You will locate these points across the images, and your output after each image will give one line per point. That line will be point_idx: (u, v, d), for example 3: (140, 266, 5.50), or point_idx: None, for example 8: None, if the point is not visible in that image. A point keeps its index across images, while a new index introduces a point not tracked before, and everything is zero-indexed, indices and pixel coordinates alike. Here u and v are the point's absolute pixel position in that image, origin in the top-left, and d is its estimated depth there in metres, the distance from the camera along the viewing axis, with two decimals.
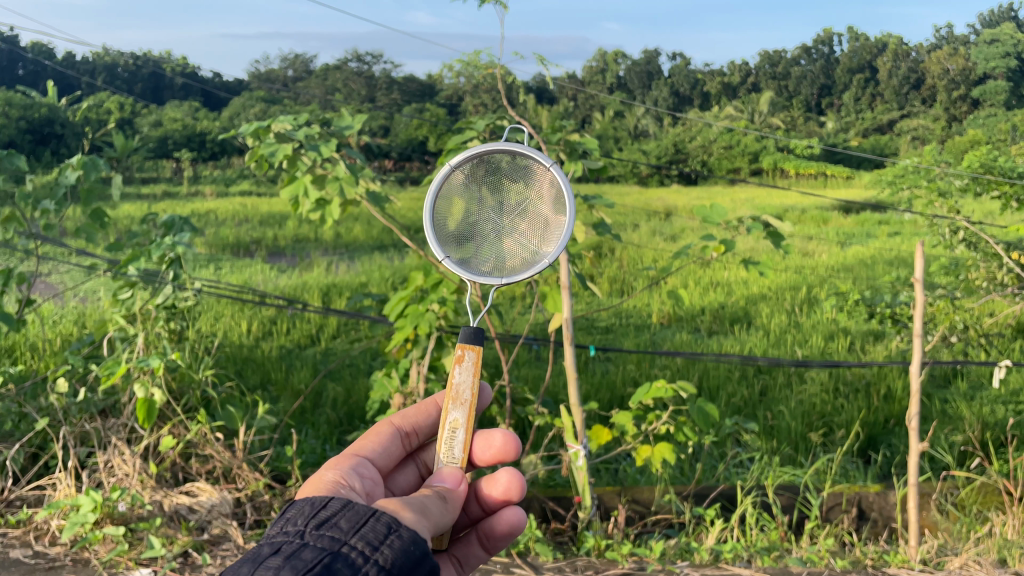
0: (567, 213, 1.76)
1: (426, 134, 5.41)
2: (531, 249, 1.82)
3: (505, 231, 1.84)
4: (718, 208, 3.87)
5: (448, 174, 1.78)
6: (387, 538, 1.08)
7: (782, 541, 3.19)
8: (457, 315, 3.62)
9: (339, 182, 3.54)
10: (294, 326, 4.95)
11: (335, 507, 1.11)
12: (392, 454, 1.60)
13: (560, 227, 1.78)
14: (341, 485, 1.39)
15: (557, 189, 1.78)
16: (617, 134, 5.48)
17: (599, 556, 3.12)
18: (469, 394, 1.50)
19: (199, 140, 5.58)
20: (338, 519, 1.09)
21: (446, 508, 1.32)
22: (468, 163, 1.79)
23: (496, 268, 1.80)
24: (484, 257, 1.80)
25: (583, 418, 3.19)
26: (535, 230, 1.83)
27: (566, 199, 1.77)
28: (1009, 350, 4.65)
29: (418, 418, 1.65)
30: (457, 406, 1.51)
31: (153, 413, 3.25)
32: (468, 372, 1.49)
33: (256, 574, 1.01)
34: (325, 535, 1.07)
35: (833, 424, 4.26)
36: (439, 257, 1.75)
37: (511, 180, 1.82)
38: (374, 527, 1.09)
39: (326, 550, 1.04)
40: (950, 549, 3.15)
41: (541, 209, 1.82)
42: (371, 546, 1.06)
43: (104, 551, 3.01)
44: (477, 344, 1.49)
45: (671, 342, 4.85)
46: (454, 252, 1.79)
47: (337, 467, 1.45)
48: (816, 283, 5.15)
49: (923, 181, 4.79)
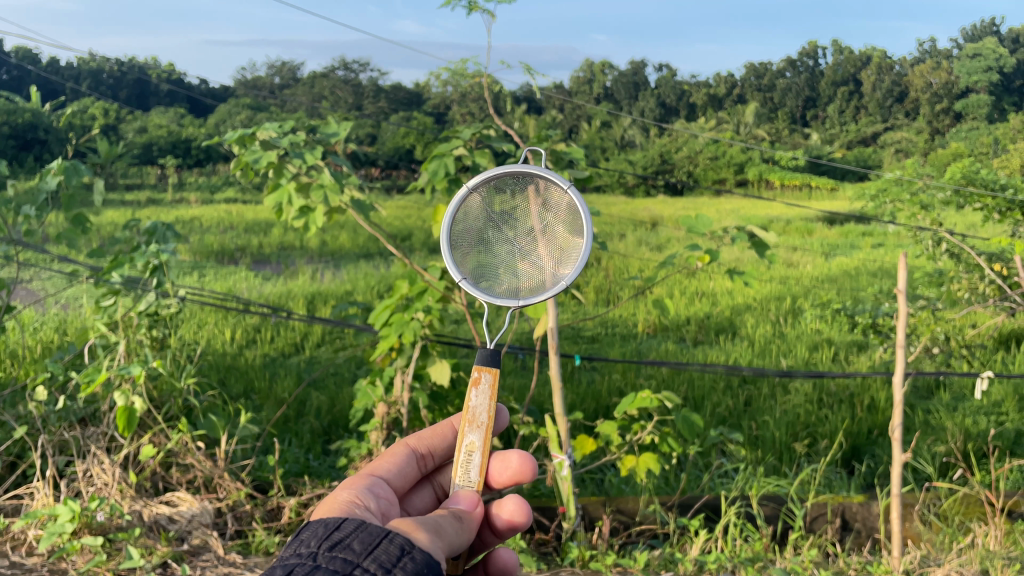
0: (584, 235, 1.75)
1: (413, 142, 5.43)
2: (547, 271, 1.81)
3: (523, 253, 1.85)
4: (702, 218, 3.87)
5: (465, 196, 1.79)
6: (400, 560, 1.07)
7: (766, 552, 3.18)
8: (442, 324, 3.61)
9: (323, 189, 3.51)
10: (278, 334, 4.90)
11: (348, 529, 1.10)
12: (408, 475, 1.57)
13: (575, 249, 1.77)
14: (357, 504, 1.37)
15: (575, 210, 1.76)
16: (604, 144, 5.49)
17: (583, 566, 3.10)
18: (486, 417, 1.47)
19: (184, 147, 5.51)
20: (351, 541, 1.08)
21: (459, 523, 1.30)
22: (484, 184, 1.79)
23: (512, 289, 1.79)
24: (497, 275, 1.81)
25: (568, 428, 3.18)
26: (549, 250, 1.83)
27: (582, 221, 1.75)
28: (991, 362, 4.68)
29: (434, 440, 1.63)
30: (474, 429, 1.48)
31: (133, 421, 3.21)
32: (485, 395, 1.47)
33: None
34: (338, 556, 1.05)
35: (818, 435, 4.30)
36: (455, 277, 1.75)
37: (526, 200, 1.82)
38: (387, 549, 1.07)
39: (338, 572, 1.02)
40: (933, 560, 3.16)
41: (557, 230, 1.81)
42: (385, 567, 1.05)
43: (82, 562, 2.95)
44: (494, 366, 1.46)
45: (657, 352, 4.89)
46: (470, 273, 1.79)
47: (352, 487, 1.43)
48: (800, 293, 5.11)
49: (905, 194, 4.95)
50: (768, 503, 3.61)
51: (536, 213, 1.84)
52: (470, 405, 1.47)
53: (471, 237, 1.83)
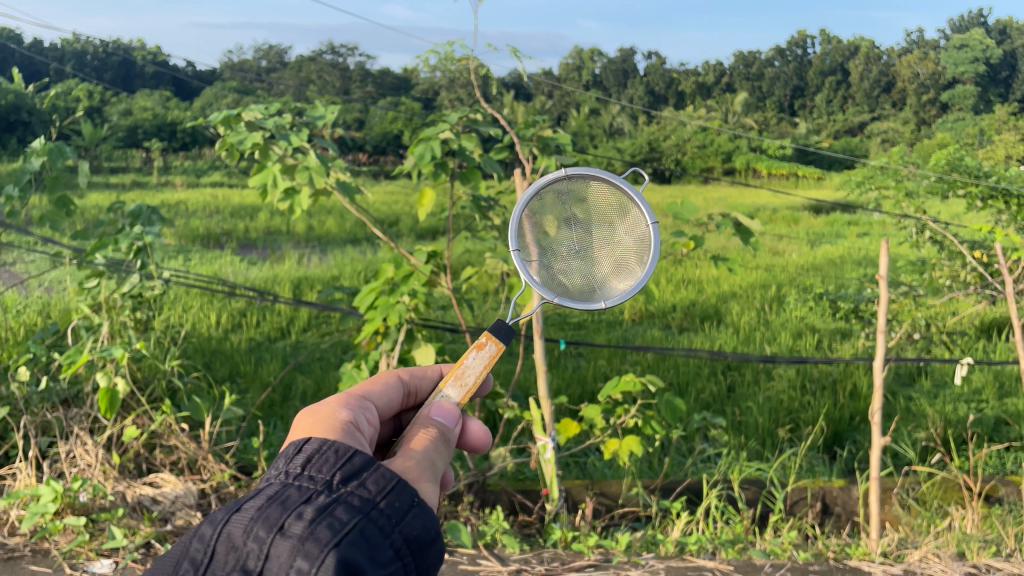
0: (649, 266, 1.81)
1: (401, 127, 5.40)
2: (596, 281, 1.87)
3: (579, 254, 1.92)
4: (688, 205, 3.87)
5: (558, 179, 1.82)
6: (411, 510, 1.06)
7: (746, 534, 3.22)
8: (428, 308, 3.61)
9: (309, 171, 3.50)
10: (264, 318, 4.85)
11: (361, 465, 1.08)
12: (392, 405, 1.55)
13: (636, 273, 1.83)
14: (354, 427, 1.31)
15: (647, 243, 1.83)
16: (592, 131, 5.47)
17: (565, 547, 3.13)
18: (474, 379, 1.52)
19: (170, 130, 5.45)
20: (365, 479, 1.06)
21: (447, 453, 1.31)
22: (578, 177, 1.83)
23: (562, 285, 1.84)
24: (555, 266, 1.87)
25: (552, 412, 3.20)
26: (612, 263, 1.90)
27: (651, 253, 1.82)
28: (972, 350, 4.73)
29: (423, 381, 1.63)
30: (457, 385, 1.50)
31: (116, 403, 3.20)
32: (482, 360, 1.54)
33: (287, 526, 0.98)
34: (354, 494, 1.04)
35: (800, 421, 4.34)
36: (511, 248, 1.77)
37: (612, 208, 1.88)
38: (400, 496, 1.06)
39: (357, 512, 1.02)
40: (910, 542, 3.21)
41: (629, 246, 1.89)
42: (397, 515, 1.04)
43: (64, 542, 2.97)
44: (502, 341, 1.56)
45: (643, 339, 4.99)
46: (529, 251, 1.82)
47: (348, 405, 1.37)
48: (786, 282, 5.10)
49: (891, 181, 5.09)
50: (749, 487, 3.64)
51: (609, 224, 1.91)
52: (465, 363, 1.53)
53: (543, 219, 1.86)
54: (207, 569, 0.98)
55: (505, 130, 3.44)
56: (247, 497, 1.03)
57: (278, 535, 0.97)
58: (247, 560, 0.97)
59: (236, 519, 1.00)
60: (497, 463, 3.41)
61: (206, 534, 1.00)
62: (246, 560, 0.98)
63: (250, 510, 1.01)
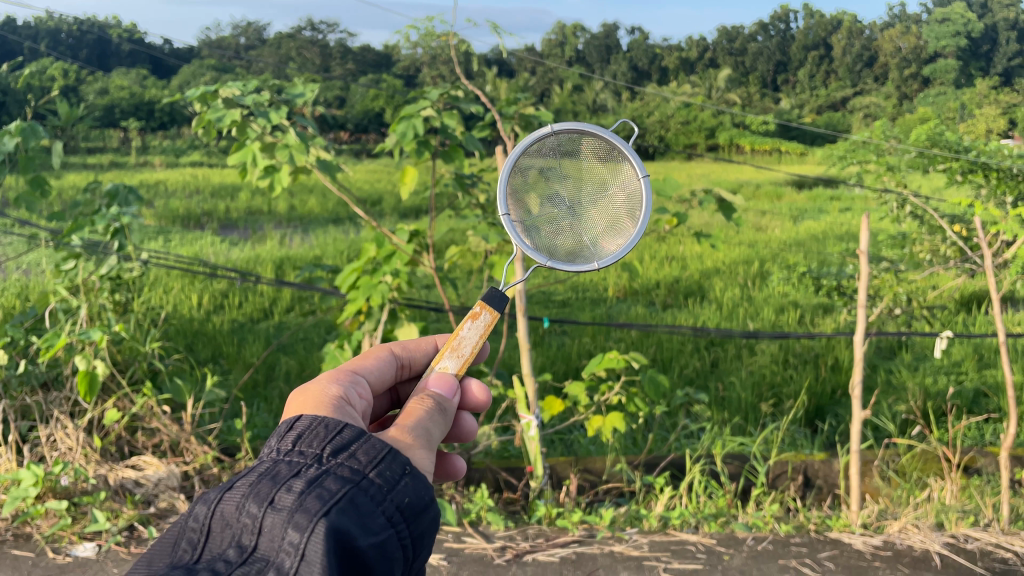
0: (641, 221, 1.80)
1: (383, 105, 5.39)
2: (587, 239, 1.89)
3: (570, 211, 1.93)
4: (671, 181, 3.85)
5: (546, 136, 1.82)
6: (403, 478, 1.05)
7: (729, 508, 3.26)
8: (412, 287, 3.60)
9: (289, 150, 3.46)
10: (246, 299, 4.84)
11: (351, 436, 1.08)
12: (386, 378, 1.55)
13: (629, 230, 1.83)
14: (346, 402, 1.31)
15: (638, 197, 1.83)
16: (576, 108, 5.41)
17: (550, 524, 3.16)
18: (469, 350, 1.51)
19: (147, 110, 5.39)
20: (355, 450, 1.06)
21: (444, 422, 1.31)
22: (566, 133, 1.83)
23: (554, 243, 1.85)
24: (549, 226, 1.88)
25: (536, 390, 3.20)
26: (606, 223, 1.91)
27: (641, 207, 1.81)
28: (952, 323, 4.74)
29: (417, 354, 1.63)
30: (453, 356, 1.49)
31: (96, 386, 3.18)
32: (477, 330, 1.53)
33: (278, 499, 0.98)
34: (344, 464, 1.04)
35: (783, 395, 4.37)
36: (501, 214, 1.77)
37: (603, 166, 1.89)
38: (391, 465, 1.06)
39: (348, 481, 1.01)
40: (890, 514, 3.26)
41: (619, 202, 1.89)
42: (389, 484, 1.03)
43: (46, 526, 2.96)
44: (495, 308, 1.54)
45: (626, 316, 4.95)
46: (519, 212, 1.83)
47: (338, 380, 1.37)
48: (768, 257, 5.15)
49: (872, 155, 5.00)
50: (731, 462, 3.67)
51: (599, 180, 1.92)
52: (460, 334, 1.52)
53: (532, 178, 1.87)
54: (203, 547, 0.98)
55: (487, 108, 3.40)
56: (239, 475, 1.03)
57: (268, 508, 0.97)
58: (241, 536, 0.97)
59: (228, 496, 1.00)
60: (482, 441, 3.42)
61: (201, 513, 1.00)
62: (240, 536, 0.98)
63: (241, 487, 1.01)
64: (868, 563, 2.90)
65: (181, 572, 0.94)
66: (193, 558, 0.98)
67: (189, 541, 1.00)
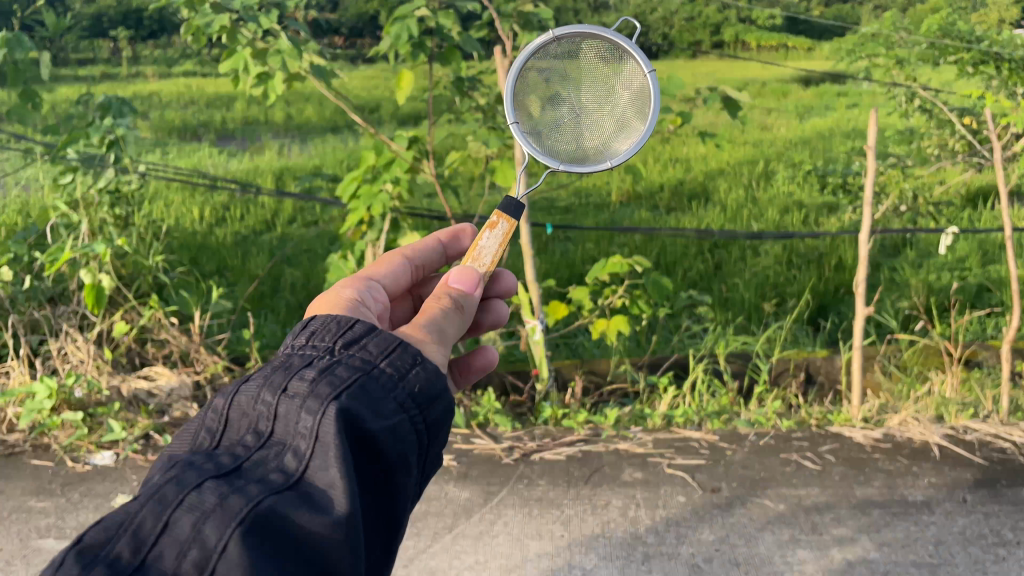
0: (649, 120, 1.79)
1: (378, 8, 5.20)
2: (597, 145, 1.86)
3: (580, 116, 1.91)
4: (675, 79, 3.76)
5: (549, 40, 1.79)
6: (415, 367, 1.16)
7: (732, 406, 3.31)
8: (413, 195, 3.56)
9: (281, 55, 3.36)
10: (249, 211, 4.65)
11: (360, 330, 1.19)
12: (400, 282, 1.63)
13: (639, 128, 1.81)
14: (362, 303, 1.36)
15: (643, 94, 1.81)
16: (577, 5, 5.20)
17: (556, 424, 3.22)
18: (491, 259, 1.55)
19: (135, 17, 5.18)
20: (367, 343, 1.17)
21: (460, 320, 1.34)
22: (569, 36, 1.80)
23: (563, 148, 1.83)
24: (553, 129, 1.85)
25: (540, 294, 3.20)
26: (614, 123, 1.88)
27: (651, 103, 1.80)
28: (958, 220, 4.70)
29: (425, 254, 1.70)
30: (473, 264, 1.55)
31: (102, 299, 3.20)
32: (495, 239, 1.57)
33: (292, 385, 1.09)
34: (356, 355, 1.14)
35: (786, 294, 4.45)
36: (509, 123, 1.77)
37: (607, 67, 1.86)
38: (401, 355, 1.16)
39: (359, 370, 1.12)
40: (890, 408, 3.31)
41: (626, 100, 1.86)
42: (400, 373, 1.14)
43: (64, 436, 3.03)
44: (511, 217, 1.59)
45: (631, 221, 4.96)
46: (528, 121, 1.81)
47: (356, 287, 1.43)
48: (774, 156, 5.07)
49: (881, 49, 4.88)
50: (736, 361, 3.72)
51: (604, 83, 1.89)
52: (478, 244, 1.57)
53: (538, 86, 1.85)
54: (223, 434, 1.10)
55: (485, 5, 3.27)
56: (258, 368, 1.15)
57: (282, 396, 1.09)
58: (258, 422, 1.09)
59: (244, 388, 1.12)
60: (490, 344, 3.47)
61: (219, 405, 1.12)
62: (257, 422, 1.09)
63: (256, 379, 1.13)
64: (867, 454, 2.97)
65: (205, 453, 1.06)
66: (214, 442, 1.10)
67: (210, 428, 1.12)
